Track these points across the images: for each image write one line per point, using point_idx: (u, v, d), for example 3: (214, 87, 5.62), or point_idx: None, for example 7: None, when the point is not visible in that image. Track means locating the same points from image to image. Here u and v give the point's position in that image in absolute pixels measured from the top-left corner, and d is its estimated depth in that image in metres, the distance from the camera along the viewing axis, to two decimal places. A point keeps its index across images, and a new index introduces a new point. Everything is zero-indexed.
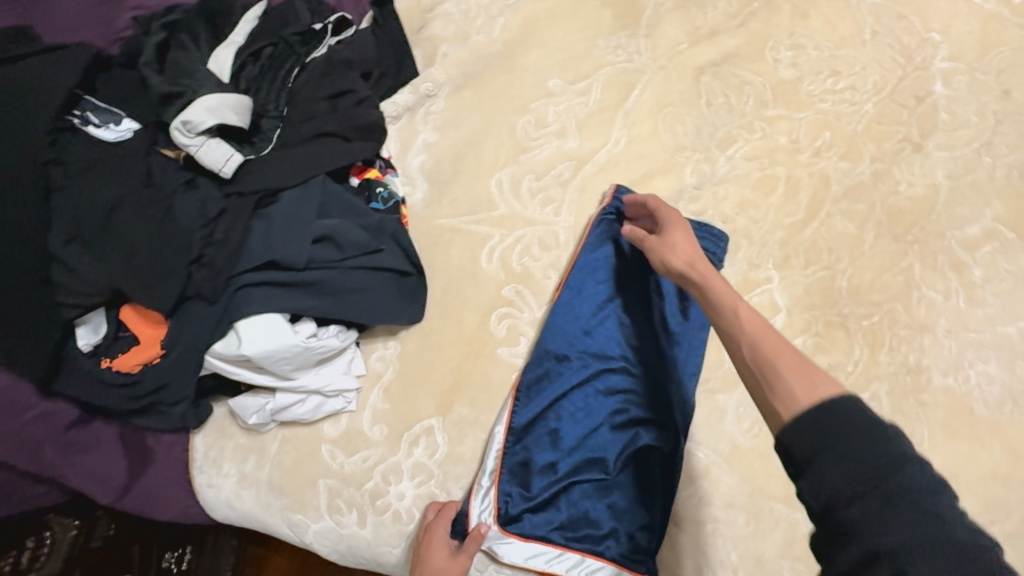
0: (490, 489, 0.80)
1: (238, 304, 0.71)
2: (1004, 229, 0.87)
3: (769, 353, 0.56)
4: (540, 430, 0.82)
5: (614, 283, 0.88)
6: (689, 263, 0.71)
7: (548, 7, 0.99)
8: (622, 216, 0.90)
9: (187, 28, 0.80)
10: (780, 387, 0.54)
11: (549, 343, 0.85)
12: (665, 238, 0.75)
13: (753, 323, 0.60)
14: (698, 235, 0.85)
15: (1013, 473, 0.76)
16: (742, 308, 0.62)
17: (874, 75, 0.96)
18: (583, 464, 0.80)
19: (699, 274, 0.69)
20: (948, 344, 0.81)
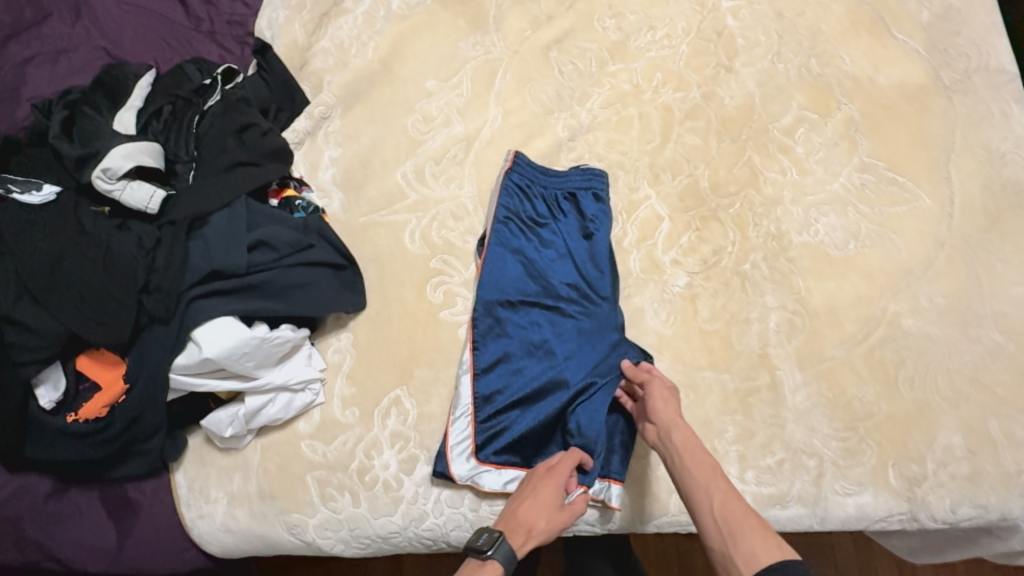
0: (468, 434, 0.90)
1: (192, 315, 0.80)
2: (810, 113, 1.10)
3: (738, 520, 0.72)
4: (499, 372, 0.92)
5: (532, 231, 1.00)
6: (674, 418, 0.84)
7: (409, 25, 1.14)
8: (522, 174, 1.02)
9: (88, 103, 0.90)
10: (744, 546, 0.69)
11: (489, 295, 0.95)
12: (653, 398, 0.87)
13: (724, 483, 0.76)
14: (585, 178, 1.02)
15: (870, 291, 1.00)
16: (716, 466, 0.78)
17: (681, 22, 1.16)
18: (541, 391, 0.92)
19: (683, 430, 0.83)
20: (795, 210, 1.05)
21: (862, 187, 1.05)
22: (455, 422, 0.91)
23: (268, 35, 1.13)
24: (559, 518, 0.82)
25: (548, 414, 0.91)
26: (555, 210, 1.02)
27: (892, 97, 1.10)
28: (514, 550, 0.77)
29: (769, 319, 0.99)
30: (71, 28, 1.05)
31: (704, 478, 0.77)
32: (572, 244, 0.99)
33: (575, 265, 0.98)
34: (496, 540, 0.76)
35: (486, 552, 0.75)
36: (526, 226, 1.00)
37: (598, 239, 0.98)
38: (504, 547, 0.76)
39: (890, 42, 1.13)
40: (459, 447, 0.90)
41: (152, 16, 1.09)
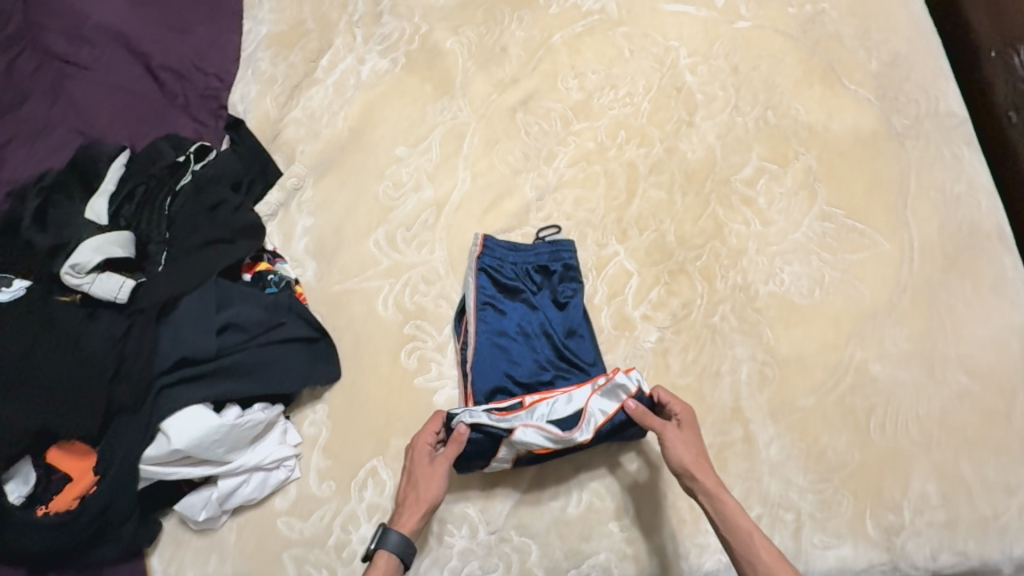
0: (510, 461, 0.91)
1: (162, 405, 0.79)
2: (770, 164, 1.13)
3: None
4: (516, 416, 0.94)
5: (518, 312, 1.01)
6: (703, 469, 0.85)
7: (379, 93, 1.17)
8: (494, 257, 1.02)
9: (62, 188, 0.93)
10: None
11: (483, 383, 0.95)
12: (682, 437, 0.87)
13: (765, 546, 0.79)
14: (552, 250, 1.04)
15: (838, 338, 1.01)
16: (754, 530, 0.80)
17: (642, 80, 1.20)
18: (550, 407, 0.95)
19: (714, 485, 0.83)
20: (760, 259, 1.07)
21: (824, 235, 1.08)
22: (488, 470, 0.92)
23: (240, 108, 1.15)
24: (438, 484, 0.86)
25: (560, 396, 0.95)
26: (534, 283, 1.03)
27: (847, 144, 1.14)
28: (401, 536, 0.83)
29: (740, 371, 1.00)
30: (49, 110, 1.03)
31: (747, 548, 0.79)
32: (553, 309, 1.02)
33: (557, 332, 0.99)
34: (380, 535, 0.83)
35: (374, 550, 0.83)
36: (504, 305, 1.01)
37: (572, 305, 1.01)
38: (390, 539, 0.83)
39: (842, 91, 1.18)
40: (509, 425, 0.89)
41: (128, 94, 1.09)
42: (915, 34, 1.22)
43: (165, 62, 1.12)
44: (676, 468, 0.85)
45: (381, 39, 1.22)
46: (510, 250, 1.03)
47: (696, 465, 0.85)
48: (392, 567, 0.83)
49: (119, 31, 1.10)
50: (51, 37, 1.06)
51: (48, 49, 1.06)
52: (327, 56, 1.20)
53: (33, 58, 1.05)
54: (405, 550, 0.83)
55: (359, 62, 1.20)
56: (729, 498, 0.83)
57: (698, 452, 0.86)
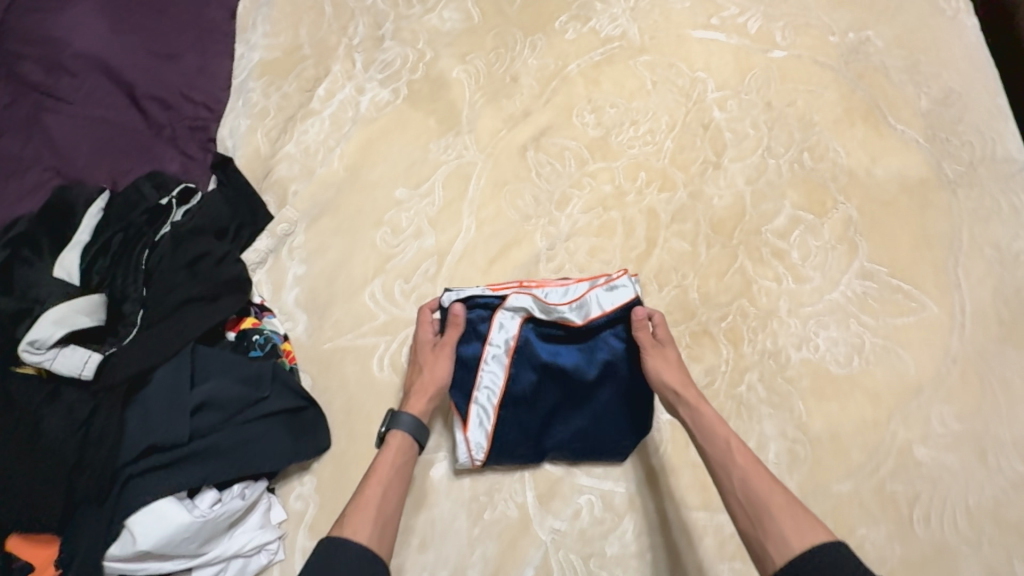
0: (494, 403, 0.89)
1: (128, 497, 0.72)
2: (805, 213, 1.03)
3: (762, 498, 0.70)
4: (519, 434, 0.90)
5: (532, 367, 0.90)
6: (683, 385, 0.84)
7: (378, 128, 1.09)
8: (514, 317, 0.90)
9: (30, 241, 0.85)
10: (772, 527, 0.67)
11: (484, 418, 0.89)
12: (664, 355, 0.87)
13: (744, 455, 0.74)
14: (583, 307, 0.90)
15: (878, 415, 0.92)
16: (733, 439, 0.76)
17: (665, 116, 1.09)
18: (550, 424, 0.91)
19: (693, 398, 0.82)
20: (793, 321, 0.97)
21: (864, 296, 0.98)
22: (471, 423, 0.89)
23: (229, 143, 1.07)
24: (450, 381, 0.88)
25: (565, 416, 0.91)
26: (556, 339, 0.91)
27: (892, 192, 1.03)
28: (414, 416, 0.85)
29: (768, 449, 0.91)
30: (23, 148, 0.94)
31: (722, 453, 0.75)
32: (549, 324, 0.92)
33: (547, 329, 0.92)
34: (392, 416, 0.85)
35: (387, 431, 0.85)
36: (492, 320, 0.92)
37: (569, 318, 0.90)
38: (403, 421, 0.85)
39: (887, 132, 1.06)
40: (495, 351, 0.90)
41: (106, 127, 0.99)
42: (969, 68, 1.10)
43: (150, 91, 1.02)
44: (657, 385, 0.85)
45: (383, 66, 1.13)
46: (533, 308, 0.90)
47: (676, 381, 0.84)
48: (406, 443, 0.84)
49: (101, 59, 1.00)
50: (27, 67, 0.97)
51: (23, 80, 0.97)
52: (324, 85, 1.11)
53: (7, 92, 0.96)
54: (418, 428, 0.85)
55: (358, 92, 1.11)
56: (709, 411, 0.81)
57: (679, 372, 0.85)
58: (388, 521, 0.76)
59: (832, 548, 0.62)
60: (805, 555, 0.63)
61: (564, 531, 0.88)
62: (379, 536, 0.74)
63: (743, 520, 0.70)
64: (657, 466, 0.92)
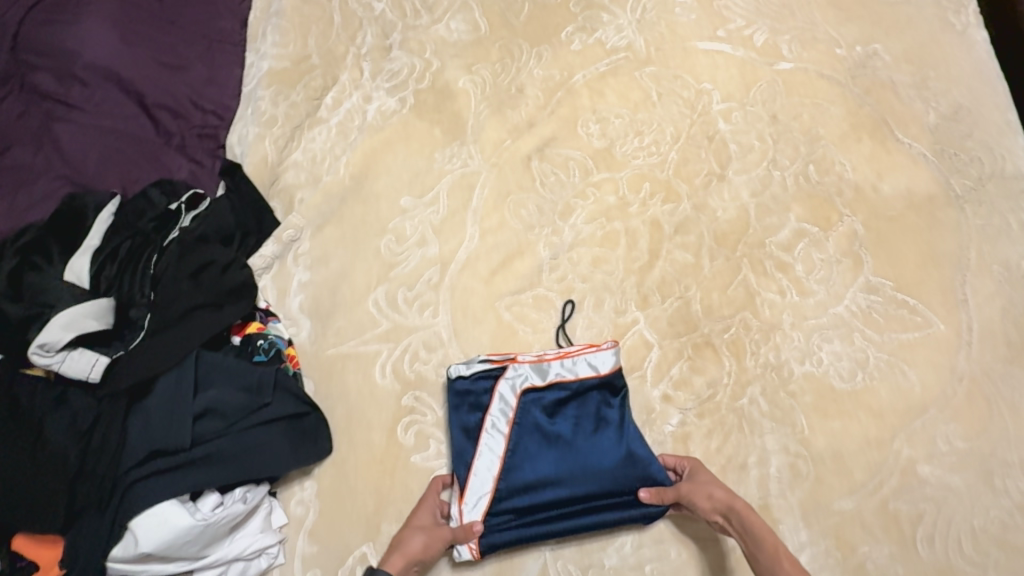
0: (494, 472, 0.87)
1: (128, 504, 0.73)
2: (810, 226, 1.02)
3: None
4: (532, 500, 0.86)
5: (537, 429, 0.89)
6: (730, 496, 0.83)
7: (385, 137, 1.10)
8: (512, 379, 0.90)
9: (40, 247, 0.86)
10: None
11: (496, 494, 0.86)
12: (696, 479, 0.86)
13: (796, 566, 0.75)
14: (577, 361, 0.91)
15: (881, 432, 0.91)
16: (782, 547, 0.77)
17: (670, 127, 1.09)
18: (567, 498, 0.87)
19: (742, 507, 0.82)
20: (796, 336, 0.96)
21: (869, 311, 0.97)
22: (469, 493, 0.86)
23: (237, 151, 1.09)
24: (438, 536, 0.83)
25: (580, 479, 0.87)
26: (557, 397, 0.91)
27: (898, 208, 1.02)
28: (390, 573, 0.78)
29: (769, 464, 0.90)
30: (33, 157, 0.97)
31: (777, 568, 0.76)
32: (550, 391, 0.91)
33: (548, 394, 0.91)
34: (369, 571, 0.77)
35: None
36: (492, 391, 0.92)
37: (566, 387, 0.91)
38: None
39: (894, 147, 1.06)
40: (497, 419, 0.89)
41: (116, 135, 1.01)
42: (978, 83, 1.10)
43: (160, 101, 1.04)
44: (709, 511, 0.83)
45: (390, 76, 1.14)
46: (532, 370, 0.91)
47: (725, 498, 0.82)
48: None
49: (112, 70, 1.02)
50: (40, 78, 0.99)
51: (36, 91, 0.99)
52: (331, 94, 1.13)
53: (20, 102, 0.99)
54: None
55: (366, 101, 1.12)
56: (758, 519, 0.81)
57: (719, 486, 0.84)
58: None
59: None
60: None
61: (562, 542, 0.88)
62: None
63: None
64: None
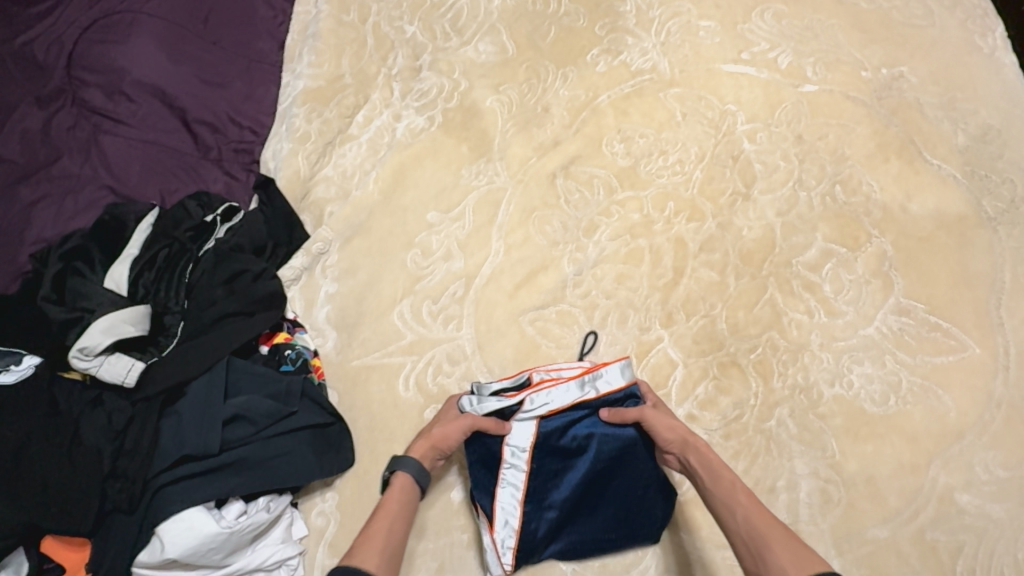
0: (519, 497, 0.84)
1: (159, 505, 0.75)
2: (837, 246, 1.01)
3: (762, 532, 0.64)
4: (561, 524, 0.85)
5: (560, 452, 0.86)
6: (688, 432, 0.80)
7: (414, 153, 1.12)
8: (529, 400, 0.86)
9: (83, 254, 0.90)
10: (772, 561, 0.61)
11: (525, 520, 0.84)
12: (660, 413, 0.82)
13: (747, 495, 0.69)
14: (596, 379, 0.86)
15: (916, 458, 0.88)
16: (737, 480, 0.71)
17: (694, 147, 1.10)
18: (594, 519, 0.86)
19: (699, 442, 0.78)
20: (825, 356, 0.95)
21: (900, 332, 0.95)
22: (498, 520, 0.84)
23: (271, 166, 1.13)
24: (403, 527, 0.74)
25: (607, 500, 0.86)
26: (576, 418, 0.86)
27: (928, 228, 1.01)
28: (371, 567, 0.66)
29: (799, 488, 0.88)
30: (81, 167, 1.01)
31: (723, 492, 0.71)
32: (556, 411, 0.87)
33: (569, 415, 0.86)
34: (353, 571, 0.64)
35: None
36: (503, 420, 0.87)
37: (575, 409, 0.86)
38: (406, 463, 0.80)
39: (923, 167, 1.05)
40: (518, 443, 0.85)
41: (159, 148, 1.05)
42: (1008, 105, 1.09)
43: (201, 117, 1.08)
44: (666, 437, 0.80)
45: (419, 95, 1.17)
46: (549, 389, 0.86)
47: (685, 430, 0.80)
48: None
49: (157, 86, 1.06)
50: (91, 94, 1.04)
51: (86, 105, 1.04)
52: (362, 112, 1.16)
53: (70, 115, 1.03)
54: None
55: (395, 119, 1.16)
56: (715, 456, 0.76)
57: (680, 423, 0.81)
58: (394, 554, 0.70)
59: None
60: None
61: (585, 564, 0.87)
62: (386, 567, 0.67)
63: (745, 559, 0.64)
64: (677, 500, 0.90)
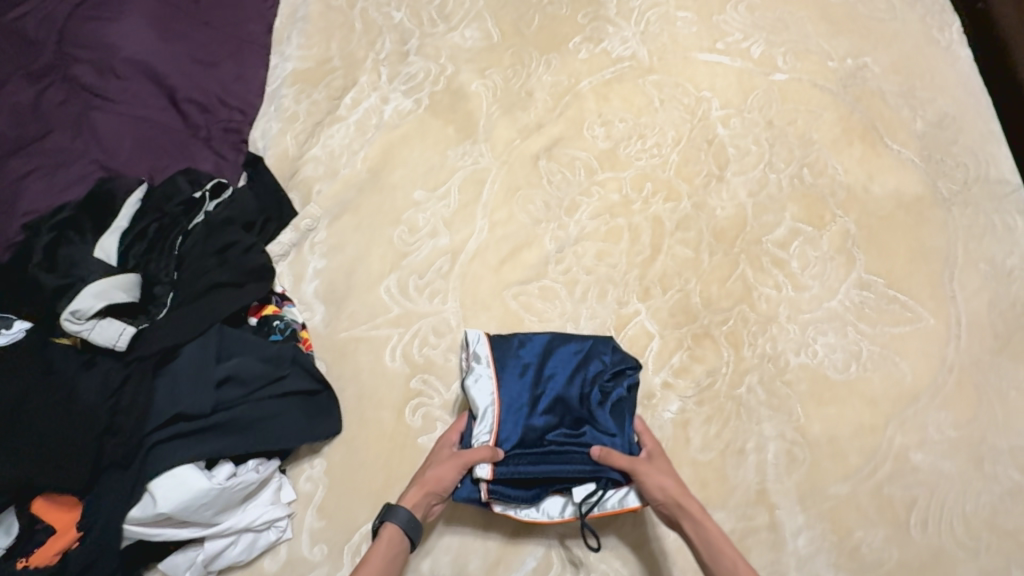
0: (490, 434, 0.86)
1: (153, 462, 0.77)
2: (804, 225, 1.07)
3: None
4: (532, 458, 0.85)
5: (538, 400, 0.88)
6: (683, 495, 0.80)
7: (401, 134, 1.15)
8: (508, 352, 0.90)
9: (74, 225, 0.91)
10: None
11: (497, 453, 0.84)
12: (655, 466, 0.83)
13: (749, 574, 0.72)
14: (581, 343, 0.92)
15: (875, 420, 0.94)
16: (735, 553, 0.74)
17: (671, 130, 1.15)
18: (566, 453, 0.85)
19: (695, 510, 0.78)
20: (792, 327, 1.00)
21: (862, 305, 1.01)
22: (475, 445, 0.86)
23: (260, 144, 1.15)
24: None
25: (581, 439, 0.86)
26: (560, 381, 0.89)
27: (889, 208, 1.07)
28: None
29: (767, 449, 0.93)
30: (71, 141, 1.01)
31: (729, 569, 0.73)
32: (575, 391, 0.88)
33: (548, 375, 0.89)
34: None
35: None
36: (512, 427, 0.86)
37: (568, 465, 0.84)
38: (397, 514, 0.79)
39: (884, 151, 1.12)
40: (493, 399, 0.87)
41: (149, 126, 1.06)
42: (963, 94, 1.16)
43: (191, 96, 1.10)
44: (658, 499, 0.80)
45: (406, 79, 1.20)
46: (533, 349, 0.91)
47: (676, 491, 0.80)
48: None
49: (147, 64, 1.08)
50: (81, 70, 1.05)
51: (76, 80, 1.04)
52: (350, 94, 1.19)
53: (62, 90, 1.04)
54: None
55: (383, 101, 1.18)
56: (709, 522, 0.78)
57: (673, 479, 0.81)
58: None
59: None
60: None
61: (565, 523, 0.90)
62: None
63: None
64: None
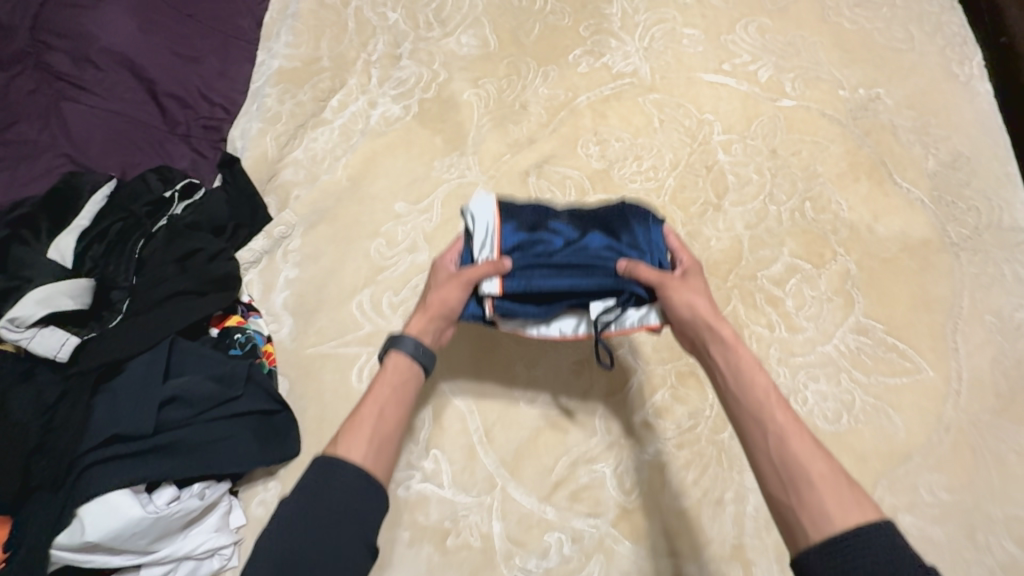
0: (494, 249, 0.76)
1: (83, 486, 0.72)
2: (802, 262, 1.02)
3: (803, 469, 0.57)
4: (547, 277, 0.73)
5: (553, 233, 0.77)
6: (717, 319, 0.69)
7: (386, 141, 1.11)
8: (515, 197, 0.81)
9: (29, 222, 0.86)
10: (815, 506, 0.55)
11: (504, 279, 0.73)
12: (687, 282, 0.72)
13: (775, 399, 0.62)
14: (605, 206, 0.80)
15: (864, 477, 0.88)
16: (773, 392, 0.62)
17: (669, 154, 1.10)
18: (586, 275, 0.73)
19: (728, 336, 0.67)
20: (782, 372, 0.95)
21: (858, 352, 0.95)
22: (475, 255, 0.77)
23: (239, 144, 1.10)
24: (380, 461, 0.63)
25: (600, 250, 0.75)
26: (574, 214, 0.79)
27: (892, 250, 1.02)
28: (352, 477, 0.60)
29: (746, 501, 0.88)
30: (39, 133, 0.97)
31: (757, 404, 0.62)
32: (598, 232, 0.77)
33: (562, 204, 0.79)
34: None
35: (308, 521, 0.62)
36: (515, 237, 0.76)
37: (586, 277, 0.73)
38: (404, 342, 0.71)
39: (891, 189, 1.06)
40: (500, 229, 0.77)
41: (123, 119, 1.01)
42: (979, 133, 1.10)
43: (170, 90, 1.05)
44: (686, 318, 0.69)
45: (397, 84, 1.15)
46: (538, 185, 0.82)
47: (708, 312, 0.69)
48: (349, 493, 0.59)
49: (125, 55, 1.03)
50: (53, 58, 1.00)
51: (49, 69, 1.00)
52: (338, 97, 1.14)
53: (32, 79, 0.99)
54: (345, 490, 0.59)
55: (371, 106, 1.14)
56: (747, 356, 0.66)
57: (704, 299, 0.70)
58: (385, 441, 0.65)
59: (887, 535, 0.51)
60: (863, 543, 0.50)
61: (527, 567, 0.85)
62: (375, 458, 0.63)
63: (775, 490, 0.58)
64: (629, 508, 0.88)
